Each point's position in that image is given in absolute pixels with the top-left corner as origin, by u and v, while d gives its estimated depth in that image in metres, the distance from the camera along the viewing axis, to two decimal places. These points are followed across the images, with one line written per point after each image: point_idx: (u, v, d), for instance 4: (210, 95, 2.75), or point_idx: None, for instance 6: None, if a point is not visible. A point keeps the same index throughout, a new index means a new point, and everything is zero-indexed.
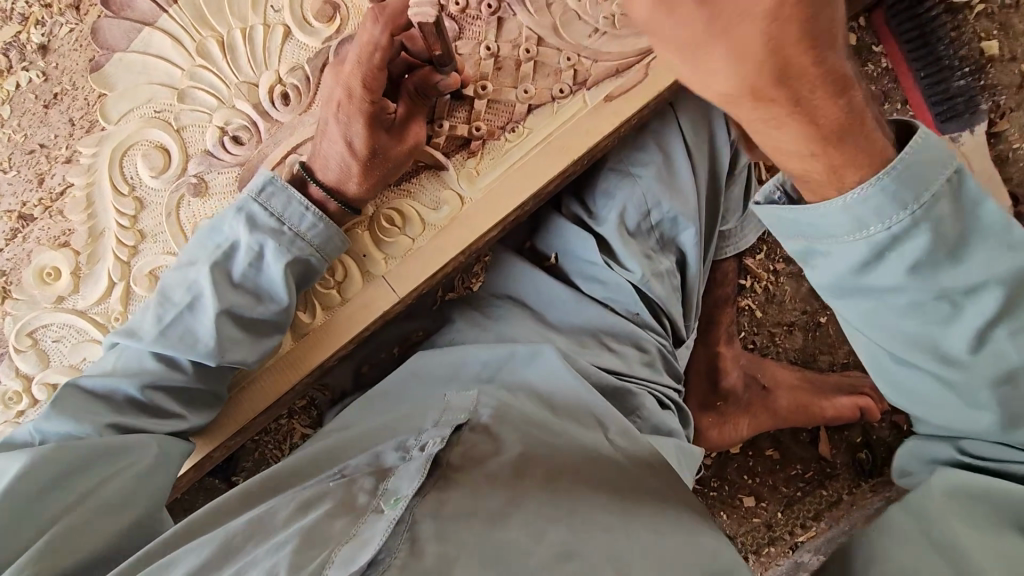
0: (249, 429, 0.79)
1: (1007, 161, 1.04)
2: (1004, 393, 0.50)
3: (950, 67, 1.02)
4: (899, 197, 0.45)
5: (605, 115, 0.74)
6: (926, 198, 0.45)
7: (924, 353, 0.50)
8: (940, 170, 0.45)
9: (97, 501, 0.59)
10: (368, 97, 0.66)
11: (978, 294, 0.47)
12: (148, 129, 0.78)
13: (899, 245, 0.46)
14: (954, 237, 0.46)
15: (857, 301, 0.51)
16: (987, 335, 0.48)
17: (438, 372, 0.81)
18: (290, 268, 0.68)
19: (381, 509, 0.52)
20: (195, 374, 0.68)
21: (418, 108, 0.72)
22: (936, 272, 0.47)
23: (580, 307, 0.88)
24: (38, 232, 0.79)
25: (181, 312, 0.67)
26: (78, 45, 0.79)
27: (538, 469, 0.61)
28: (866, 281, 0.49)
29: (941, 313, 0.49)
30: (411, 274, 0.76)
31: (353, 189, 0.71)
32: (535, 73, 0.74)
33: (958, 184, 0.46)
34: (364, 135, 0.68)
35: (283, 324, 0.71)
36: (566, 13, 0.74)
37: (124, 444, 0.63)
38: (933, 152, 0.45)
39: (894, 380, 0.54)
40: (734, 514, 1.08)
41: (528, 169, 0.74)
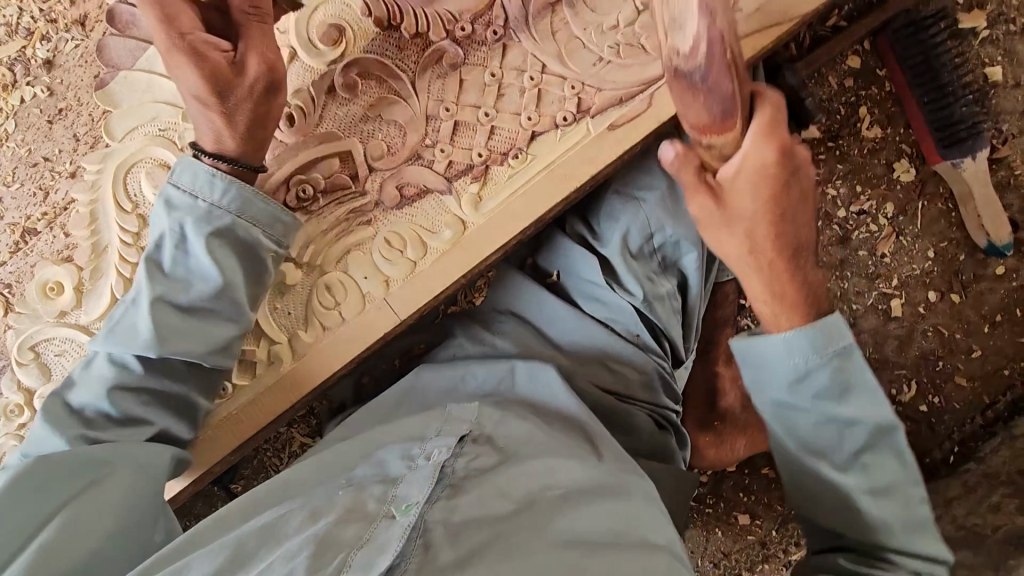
0: (249, 445, 0.80)
1: (1007, 187, 1.04)
2: (857, 506, 0.60)
3: (951, 94, 1.01)
4: (814, 344, 0.57)
5: (608, 143, 0.74)
6: (836, 350, 0.57)
7: (814, 460, 0.61)
8: (841, 338, 0.58)
9: (91, 504, 0.61)
10: (177, 36, 0.64)
11: (855, 428, 0.59)
12: (152, 147, 0.78)
13: (811, 378, 0.58)
14: (848, 380, 0.58)
15: (788, 418, 0.61)
16: (855, 460, 0.60)
17: (440, 386, 0.84)
18: (210, 243, 0.66)
19: (392, 515, 0.53)
20: (145, 373, 0.67)
21: (265, 35, 0.68)
22: (835, 402, 0.58)
23: (583, 327, 0.89)
24: (41, 246, 0.79)
25: (125, 308, 0.68)
26: (83, 61, 0.79)
27: (543, 486, 0.62)
28: (790, 401, 0.60)
29: (831, 435, 0.59)
30: (412, 297, 0.77)
31: (232, 147, 0.69)
32: (538, 102, 0.74)
33: (848, 352, 0.58)
34: (201, 79, 0.65)
35: (228, 306, 0.69)
36: (571, 41, 0.74)
37: (98, 458, 0.63)
38: (840, 327, 0.58)
39: (801, 488, 0.64)
40: (729, 531, 1.10)
41: (532, 195, 0.74)
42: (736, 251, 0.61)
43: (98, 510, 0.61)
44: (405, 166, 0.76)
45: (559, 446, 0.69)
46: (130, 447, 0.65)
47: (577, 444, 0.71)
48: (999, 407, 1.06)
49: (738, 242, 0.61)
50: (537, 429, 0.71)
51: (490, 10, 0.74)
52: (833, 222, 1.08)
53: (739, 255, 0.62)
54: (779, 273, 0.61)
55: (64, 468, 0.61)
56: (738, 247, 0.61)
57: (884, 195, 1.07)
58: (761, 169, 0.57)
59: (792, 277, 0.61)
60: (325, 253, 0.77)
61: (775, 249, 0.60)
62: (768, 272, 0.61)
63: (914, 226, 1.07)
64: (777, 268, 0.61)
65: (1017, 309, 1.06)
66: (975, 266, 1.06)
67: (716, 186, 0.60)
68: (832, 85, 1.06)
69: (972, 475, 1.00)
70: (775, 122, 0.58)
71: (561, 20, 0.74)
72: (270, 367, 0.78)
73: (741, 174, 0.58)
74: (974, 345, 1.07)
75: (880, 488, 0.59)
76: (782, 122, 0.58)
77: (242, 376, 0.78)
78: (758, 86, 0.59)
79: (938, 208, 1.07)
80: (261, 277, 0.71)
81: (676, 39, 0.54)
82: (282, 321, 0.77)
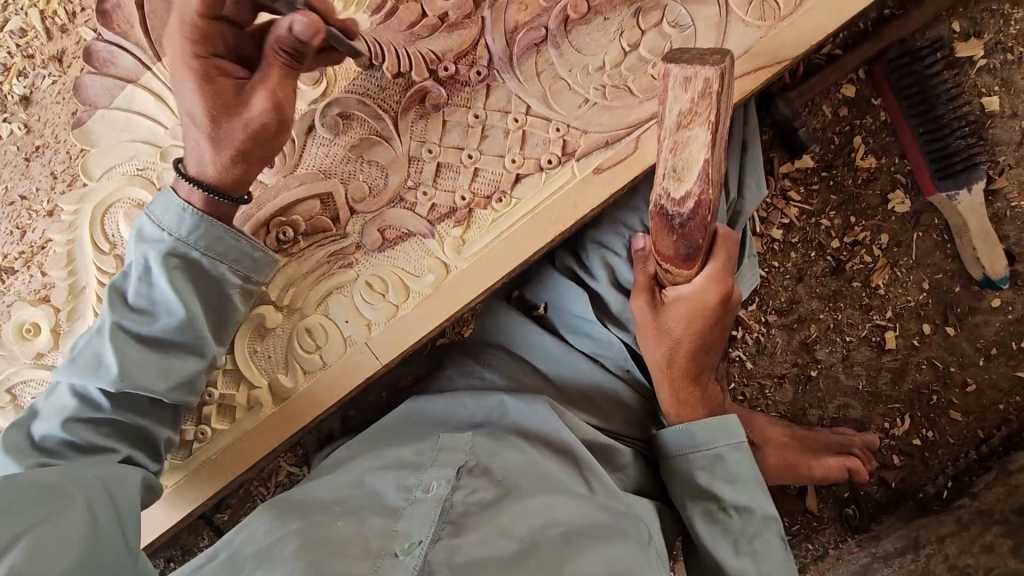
0: (228, 489, 0.79)
1: (1003, 219, 1.03)
2: None
3: (948, 126, 1.00)
4: (714, 436, 0.73)
5: (594, 187, 0.72)
6: (729, 443, 0.73)
7: (716, 543, 0.71)
8: (734, 435, 0.73)
9: (52, 534, 0.52)
10: (197, 52, 0.62)
11: (747, 511, 0.71)
12: (130, 187, 0.77)
13: (710, 464, 0.72)
14: (740, 469, 0.72)
15: (697, 505, 0.72)
16: (747, 544, 0.71)
17: (432, 417, 0.81)
18: (171, 276, 0.63)
19: (395, 553, 0.54)
20: (108, 406, 0.64)
21: (281, 75, 0.63)
22: (729, 486, 0.72)
23: (570, 363, 0.87)
24: (18, 286, 0.78)
25: (89, 339, 0.66)
26: (60, 98, 0.77)
27: (544, 524, 0.62)
28: (696, 484, 0.73)
29: (728, 518, 0.71)
30: (394, 342, 0.75)
31: (212, 173, 0.65)
32: (522, 143, 0.73)
33: (740, 447, 0.73)
34: (201, 101, 0.62)
35: (193, 338, 0.65)
36: (556, 82, 0.72)
37: (57, 485, 0.56)
38: (734, 427, 0.73)
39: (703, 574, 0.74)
40: None
41: (517, 238, 0.73)
42: (662, 357, 0.75)
43: (58, 540, 0.52)
44: (385, 208, 0.74)
45: (554, 480, 0.69)
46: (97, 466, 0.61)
47: (567, 471, 0.72)
48: (993, 441, 1.05)
49: (662, 348, 0.75)
50: (531, 459, 0.71)
51: (474, 50, 0.72)
52: (827, 253, 1.07)
53: (660, 357, 0.75)
54: (684, 381, 0.76)
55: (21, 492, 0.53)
56: (664, 352, 0.75)
57: (878, 226, 1.06)
58: (699, 305, 0.72)
59: (696, 389, 0.76)
60: (305, 296, 0.75)
61: (686, 364, 0.75)
62: (677, 380, 0.76)
63: (908, 257, 1.06)
64: (689, 378, 0.76)
65: (1012, 343, 1.04)
66: (970, 298, 1.05)
67: (656, 296, 0.75)
68: (826, 114, 1.05)
69: (966, 511, 0.99)
70: (724, 270, 0.72)
71: (546, 61, 0.72)
72: (249, 411, 0.76)
73: (683, 302, 0.72)
74: (969, 378, 1.05)
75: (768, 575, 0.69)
76: (729, 273, 0.72)
77: (222, 420, 0.77)
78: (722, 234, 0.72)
79: (933, 240, 1.05)
80: (229, 309, 0.68)
81: (671, 185, 0.56)
82: (261, 365, 0.76)
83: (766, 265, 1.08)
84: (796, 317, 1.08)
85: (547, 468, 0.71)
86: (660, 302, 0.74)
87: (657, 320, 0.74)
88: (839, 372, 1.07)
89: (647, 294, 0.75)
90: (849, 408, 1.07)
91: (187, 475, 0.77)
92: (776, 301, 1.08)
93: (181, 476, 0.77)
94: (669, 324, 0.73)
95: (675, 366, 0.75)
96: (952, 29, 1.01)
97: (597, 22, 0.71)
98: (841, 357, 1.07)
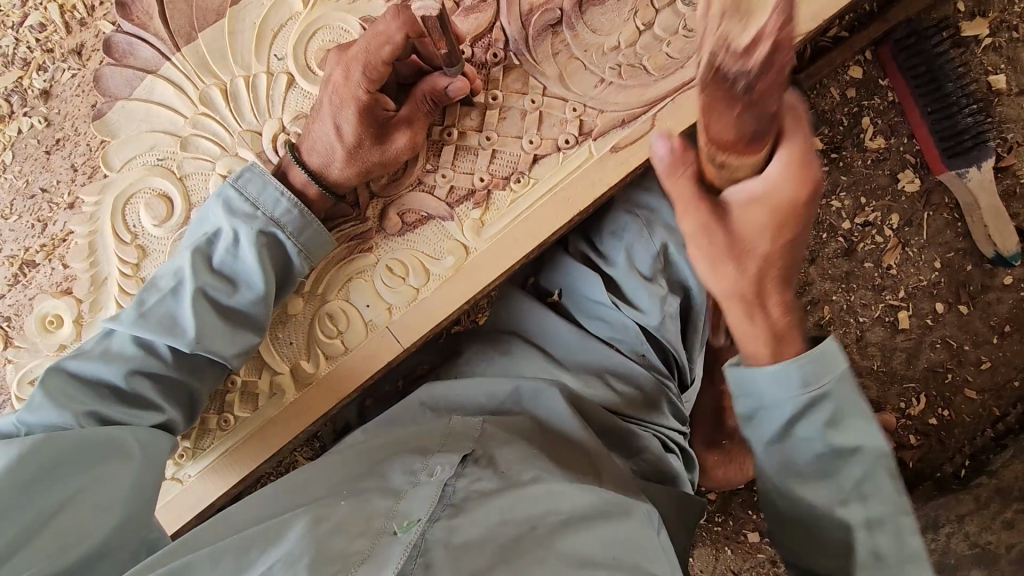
0: (252, 477, 0.79)
1: (1013, 196, 1.03)
2: (854, 539, 0.56)
3: (957, 103, 1.00)
4: (812, 372, 0.56)
5: (611, 165, 0.73)
6: (832, 378, 0.56)
7: (806, 493, 0.58)
8: (839, 365, 0.57)
9: (87, 500, 0.60)
10: (367, 85, 0.66)
11: (850, 456, 0.57)
12: (151, 177, 0.77)
13: (807, 412, 0.57)
14: (844, 407, 0.57)
15: (784, 449, 0.59)
16: (850, 492, 0.57)
17: (451, 401, 0.80)
18: (263, 256, 0.68)
19: (393, 532, 0.53)
20: (174, 364, 0.67)
21: (425, 115, 0.72)
22: (832, 434, 0.56)
23: (586, 345, 0.84)
24: (40, 279, 0.78)
25: (164, 297, 0.67)
26: (80, 91, 0.78)
27: (545, 503, 0.61)
28: (786, 433, 0.58)
29: (826, 467, 0.57)
30: (416, 324, 0.75)
31: (335, 175, 0.70)
32: (540, 124, 0.73)
33: (844, 379, 0.57)
34: (354, 122, 0.67)
35: (264, 319, 0.70)
36: (572, 62, 0.73)
37: (106, 437, 0.62)
38: (836, 357, 0.57)
39: (788, 529, 0.61)
40: (739, 549, 1.08)
41: (531, 220, 0.74)
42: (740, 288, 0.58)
43: (97, 503, 0.60)
44: (405, 192, 0.75)
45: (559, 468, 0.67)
46: (138, 430, 0.65)
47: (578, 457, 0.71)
48: (1009, 419, 1.05)
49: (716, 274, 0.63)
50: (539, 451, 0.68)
51: (489, 33, 0.73)
52: (839, 234, 1.07)
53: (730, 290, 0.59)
54: (766, 307, 0.59)
55: (64, 453, 0.59)
56: (743, 280, 0.58)
57: (888, 207, 1.06)
58: (782, 206, 0.56)
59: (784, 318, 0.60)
60: (328, 280, 0.76)
61: (767, 288, 0.59)
62: (747, 317, 0.59)
63: (919, 236, 1.06)
64: (768, 306, 0.59)
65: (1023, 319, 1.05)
66: (982, 276, 1.05)
67: (718, 203, 0.58)
68: (834, 95, 1.05)
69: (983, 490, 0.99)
70: (807, 159, 0.56)
71: (561, 41, 0.73)
72: (272, 398, 0.76)
73: (754, 214, 0.57)
74: (983, 357, 1.05)
75: (875, 521, 0.57)
76: (813, 162, 0.57)
77: (243, 407, 0.77)
78: (788, 124, 0.57)
79: (944, 218, 1.06)
80: (290, 289, 0.73)
81: (736, 29, 0.49)
82: (283, 352, 0.76)
83: None
84: (810, 300, 1.08)
85: (557, 455, 0.70)
86: (730, 222, 0.57)
87: (723, 237, 0.58)
88: (853, 353, 1.08)
89: (715, 213, 0.58)
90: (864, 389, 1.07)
91: (212, 462, 0.77)
92: None
93: (205, 463, 0.77)
94: (741, 240, 0.57)
95: (744, 296, 0.59)
96: (957, 8, 1.02)
97: (611, 2, 0.72)
98: (855, 338, 1.08)
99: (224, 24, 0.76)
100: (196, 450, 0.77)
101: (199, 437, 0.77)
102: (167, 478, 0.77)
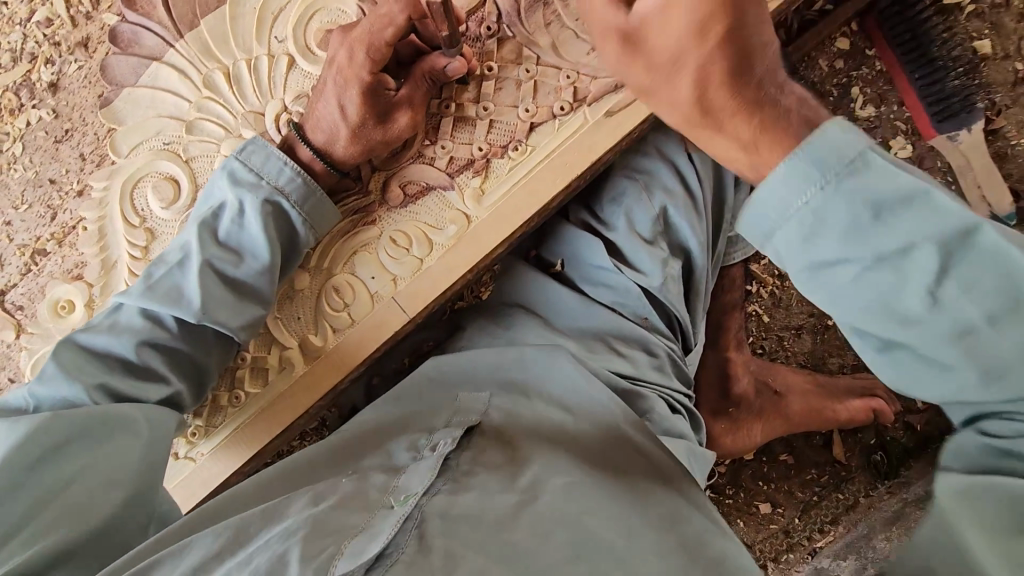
0: (262, 455, 0.79)
1: (1006, 157, 1.04)
2: (973, 350, 0.41)
3: (943, 68, 1.02)
4: (813, 167, 0.43)
5: (606, 130, 0.76)
6: (847, 162, 0.42)
7: (887, 322, 0.43)
8: (846, 146, 0.43)
9: (91, 480, 0.58)
10: (370, 67, 0.68)
11: (914, 250, 0.41)
12: (159, 161, 0.79)
13: (820, 218, 0.43)
14: (881, 193, 0.42)
15: (825, 282, 0.45)
16: (942, 293, 0.41)
17: (453, 377, 0.76)
18: (270, 226, 0.69)
19: (389, 505, 0.50)
20: (180, 334, 0.67)
21: (424, 95, 0.74)
22: (870, 233, 0.42)
23: (588, 311, 0.84)
24: (51, 267, 0.79)
25: (170, 269, 0.68)
26: (87, 82, 0.80)
27: (548, 477, 0.56)
28: (817, 256, 0.44)
29: (889, 281, 0.42)
30: (421, 293, 0.77)
31: (340, 153, 0.72)
32: (535, 93, 0.76)
33: (868, 157, 0.42)
34: (357, 102, 0.69)
35: (269, 291, 0.71)
36: (564, 32, 0.76)
37: (120, 413, 0.62)
38: (838, 133, 0.43)
39: (894, 367, 0.45)
40: (751, 521, 1.08)
41: (528, 186, 0.76)
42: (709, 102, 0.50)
43: (102, 480, 0.58)
44: (406, 164, 0.77)
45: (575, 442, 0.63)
46: (147, 408, 0.65)
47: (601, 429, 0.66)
48: None
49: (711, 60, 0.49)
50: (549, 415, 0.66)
51: (483, 6, 0.75)
52: None
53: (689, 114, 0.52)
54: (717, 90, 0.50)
55: (74, 431, 0.59)
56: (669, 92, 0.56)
57: None
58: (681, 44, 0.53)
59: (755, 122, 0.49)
60: (333, 255, 0.78)
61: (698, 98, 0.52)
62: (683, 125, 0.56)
63: None
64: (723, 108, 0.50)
65: None
66: None
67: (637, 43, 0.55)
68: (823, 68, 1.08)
69: None
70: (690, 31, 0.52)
71: (553, 12, 0.75)
72: (281, 372, 0.77)
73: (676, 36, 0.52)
74: None
75: (991, 316, 0.40)
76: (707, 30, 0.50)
77: (253, 383, 0.77)
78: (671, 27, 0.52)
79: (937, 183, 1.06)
80: (295, 262, 0.74)
81: None
82: (291, 326, 0.77)
83: None
84: None
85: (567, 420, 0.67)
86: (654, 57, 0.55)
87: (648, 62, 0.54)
88: None
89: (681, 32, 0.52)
90: None
91: (224, 440, 0.77)
92: None
93: (218, 440, 0.77)
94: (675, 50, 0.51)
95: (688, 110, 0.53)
96: None
97: None
98: None
99: (225, 10, 0.79)
100: (208, 427, 0.77)
101: (211, 414, 0.77)
102: (179, 457, 0.77)
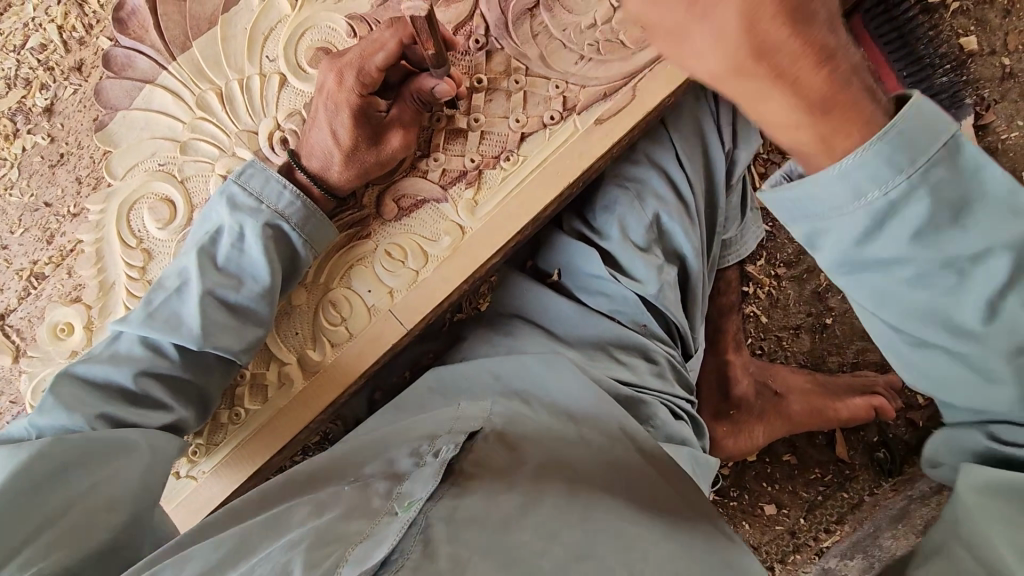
0: (264, 472, 0.79)
1: (996, 152, 1.04)
2: (1021, 364, 0.45)
3: (929, 66, 1.04)
4: (893, 159, 0.42)
5: (598, 137, 0.77)
6: (923, 158, 0.42)
7: (934, 325, 0.46)
8: (930, 135, 0.42)
9: (95, 501, 0.58)
10: (358, 89, 0.70)
11: (983, 260, 0.43)
12: (153, 182, 0.80)
13: (898, 213, 0.43)
14: (955, 197, 0.42)
15: (866, 280, 0.46)
16: (1000, 303, 0.43)
17: (457, 385, 0.77)
18: (269, 248, 0.69)
19: (394, 513, 0.49)
20: (182, 362, 0.68)
21: (412, 114, 0.74)
22: (941, 234, 0.43)
23: (586, 320, 0.84)
24: (50, 290, 0.80)
25: (169, 297, 0.68)
26: (81, 106, 0.81)
27: (550, 475, 0.56)
28: (864, 254, 0.45)
29: (951, 284, 0.44)
30: (417, 306, 0.77)
31: (337, 178, 0.73)
32: (525, 103, 0.77)
33: (954, 148, 0.42)
34: (348, 125, 0.70)
35: (268, 313, 0.71)
36: (551, 43, 0.77)
37: (124, 440, 0.62)
38: (924, 116, 0.42)
39: (916, 366, 0.49)
40: (756, 523, 1.07)
41: (522, 196, 0.77)
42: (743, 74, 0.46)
43: (105, 503, 0.59)
44: (399, 179, 0.78)
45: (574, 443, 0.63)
46: (148, 434, 0.65)
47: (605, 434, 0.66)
48: None
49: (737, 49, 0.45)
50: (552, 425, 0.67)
51: (470, 20, 0.77)
52: None
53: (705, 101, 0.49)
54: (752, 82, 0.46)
55: (75, 454, 0.59)
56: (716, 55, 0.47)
57: None
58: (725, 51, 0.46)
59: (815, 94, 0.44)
60: (330, 270, 0.78)
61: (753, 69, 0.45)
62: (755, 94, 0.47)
63: None
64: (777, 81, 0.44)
65: None
66: None
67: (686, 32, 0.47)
68: None
69: None
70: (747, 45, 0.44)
71: (540, 24, 0.77)
72: (281, 388, 0.77)
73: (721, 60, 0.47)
74: None
75: None
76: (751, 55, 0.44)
77: (253, 400, 0.77)
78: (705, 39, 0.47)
79: None
80: (296, 280, 0.75)
81: None
82: (289, 342, 0.78)
83: (769, 220, 1.11)
84: (804, 269, 1.10)
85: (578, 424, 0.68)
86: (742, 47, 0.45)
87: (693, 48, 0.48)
88: (852, 318, 1.08)
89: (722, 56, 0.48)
90: (868, 352, 1.08)
91: (226, 457, 0.77)
92: (783, 253, 1.10)
93: (219, 458, 0.77)
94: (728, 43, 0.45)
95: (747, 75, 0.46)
96: None
97: None
98: None
99: (216, 31, 0.80)
100: (209, 446, 0.77)
101: (211, 432, 0.77)
102: (181, 476, 0.77)
